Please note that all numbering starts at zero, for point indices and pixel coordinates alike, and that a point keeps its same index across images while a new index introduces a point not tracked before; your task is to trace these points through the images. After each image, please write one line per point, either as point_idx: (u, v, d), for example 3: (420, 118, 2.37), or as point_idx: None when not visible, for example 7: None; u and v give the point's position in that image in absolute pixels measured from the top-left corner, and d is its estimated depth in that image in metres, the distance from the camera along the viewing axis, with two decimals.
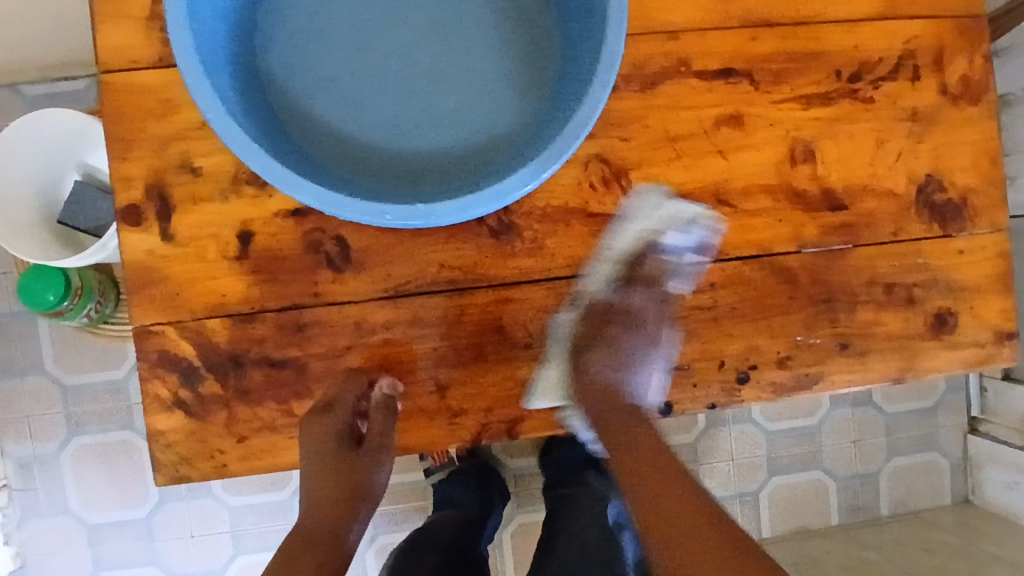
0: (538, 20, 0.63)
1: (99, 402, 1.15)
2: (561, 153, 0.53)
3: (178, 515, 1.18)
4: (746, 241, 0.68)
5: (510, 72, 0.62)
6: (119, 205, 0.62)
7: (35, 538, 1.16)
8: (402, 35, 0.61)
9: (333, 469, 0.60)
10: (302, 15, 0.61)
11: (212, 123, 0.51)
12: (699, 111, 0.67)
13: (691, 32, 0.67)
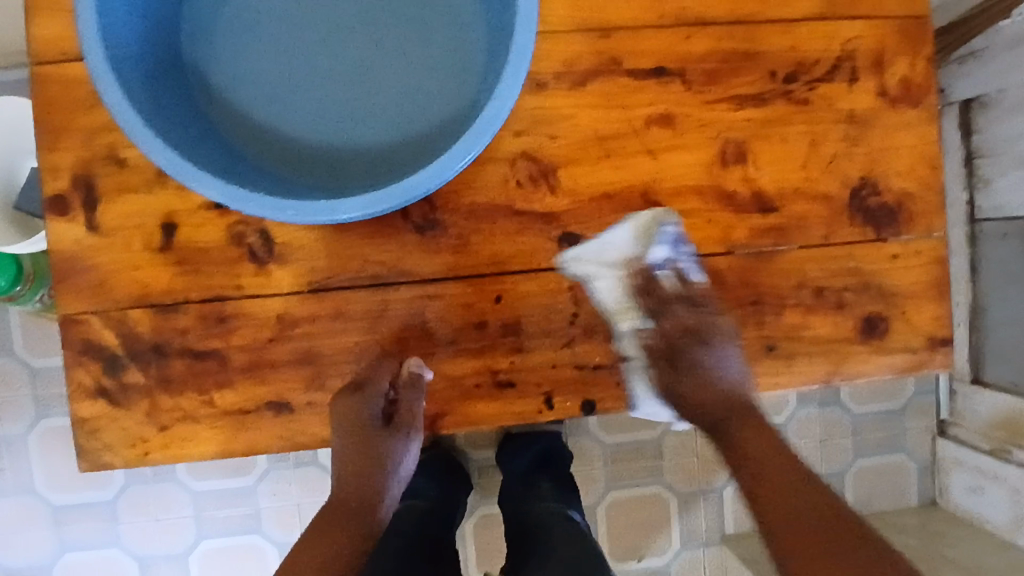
0: (464, 11, 0.62)
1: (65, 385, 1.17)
2: (467, 152, 0.53)
3: (140, 499, 1.19)
4: (674, 241, 0.68)
5: (436, 67, 0.62)
6: (47, 196, 0.63)
7: (2, 518, 1.19)
8: (326, 29, 0.61)
9: (368, 455, 0.61)
10: (227, 8, 0.61)
11: (116, 116, 0.51)
12: (630, 111, 0.67)
13: (624, 30, 0.67)
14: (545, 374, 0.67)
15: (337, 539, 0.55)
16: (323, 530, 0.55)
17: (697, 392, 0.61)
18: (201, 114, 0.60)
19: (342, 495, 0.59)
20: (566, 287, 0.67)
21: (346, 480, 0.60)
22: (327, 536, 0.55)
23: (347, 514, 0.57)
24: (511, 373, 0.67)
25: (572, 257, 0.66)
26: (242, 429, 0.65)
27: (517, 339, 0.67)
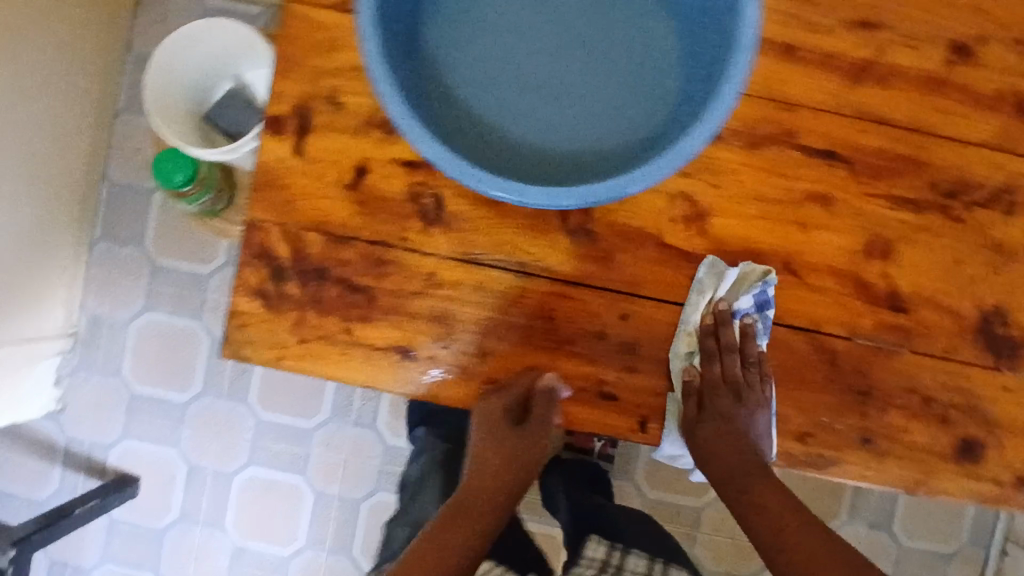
0: (669, 56, 0.68)
1: (176, 292, 1.44)
2: (652, 176, 0.58)
3: (207, 411, 1.45)
4: (802, 312, 0.71)
5: (625, 107, 0.68)
6: (267, 115, 0.71)
7: (84, 387, 1.46)
8: (543, 47, 0.68)
9: (503, 460, 0.78)
10: (466, 1, 0.68)
11: (365, 62, 0.57)
12: (793, 182, 0.71)
13: (807, 109, 0.71)
14: (647, 399, 0.71)
15: (470, 533, 0.73)
16: (458, 521, 0.74)
17: (713, 434, 0.71)
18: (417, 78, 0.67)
19: (479, 493, 0.77)
20: (690, 324, 0.71)
21: (477, 483, 0.77)
22: (460, 527, 0.74)
23: (481, 512, 0.76)
24: (616, 388, 0.71)
25: (703, 299, 0.71)
26: (367, 364, 0.71)
27: (632, 359, 0.71)
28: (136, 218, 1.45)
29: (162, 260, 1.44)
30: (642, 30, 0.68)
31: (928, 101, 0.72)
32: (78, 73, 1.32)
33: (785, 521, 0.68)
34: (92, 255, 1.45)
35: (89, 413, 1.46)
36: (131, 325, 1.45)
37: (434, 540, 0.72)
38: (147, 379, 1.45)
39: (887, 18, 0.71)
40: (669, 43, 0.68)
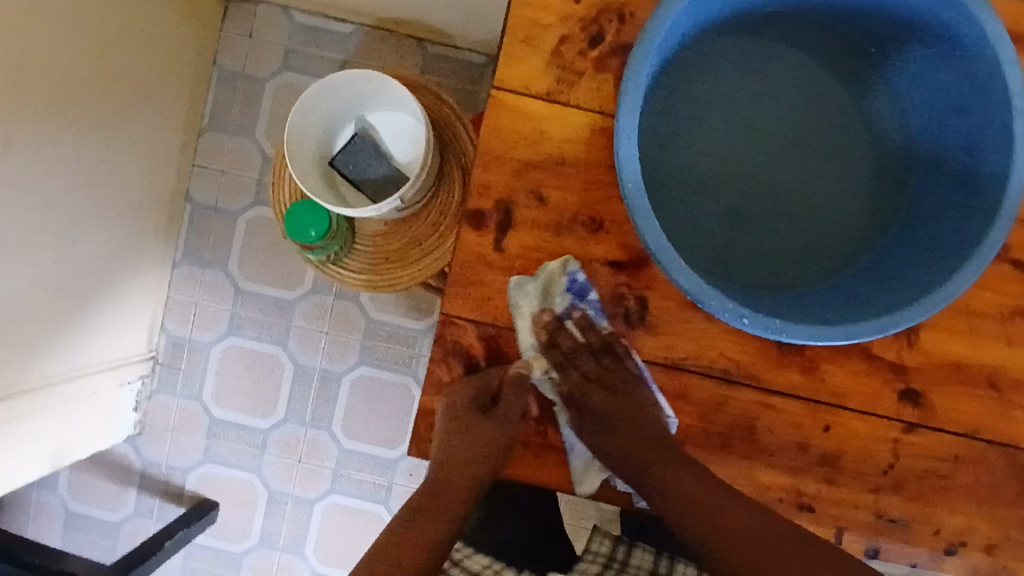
0: (885, 181, 0.69)
1: (261, 313, 1.39)
2: (917, 315, 0.56)
3: (290, 438, 1.40)
4: (1003, 429, 0.70)
5: (838, 230, 0.68)
6: (467, 207, 0.68)
7: (166, 410, 1.42)
8: (767, 161, 0.68)
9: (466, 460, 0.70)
10: (696, 104, 0.67)
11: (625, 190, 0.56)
12: (1004, 296, 0.70)
13: (1020, 221, 0.69)
14: (845, 511, 0.70)
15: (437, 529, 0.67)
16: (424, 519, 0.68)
17: (601, 434, 0.69)
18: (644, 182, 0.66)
19: (441, 491, 0.70)
20: (893, 437, 0.70)
21: (441, 483, 0.70)
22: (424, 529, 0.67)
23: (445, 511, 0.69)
24: (814, 499, 0.70)
25: (907, 412, 0.69)
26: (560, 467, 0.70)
27: (831, 470, 0.70)
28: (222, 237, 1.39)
29: (248, 282, 1.39)
30: (861, 157, 0.69)
31: None
32: (169, 93, 1.27)
33: (709, 504, 0.62)
34: (174, 276, 1.40)
35: (170, 436, 1.42)
36: (215, 347, 1.40)
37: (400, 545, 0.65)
38: (230, 403, 1.40)
39: None
40: (886, 173, 0.69)
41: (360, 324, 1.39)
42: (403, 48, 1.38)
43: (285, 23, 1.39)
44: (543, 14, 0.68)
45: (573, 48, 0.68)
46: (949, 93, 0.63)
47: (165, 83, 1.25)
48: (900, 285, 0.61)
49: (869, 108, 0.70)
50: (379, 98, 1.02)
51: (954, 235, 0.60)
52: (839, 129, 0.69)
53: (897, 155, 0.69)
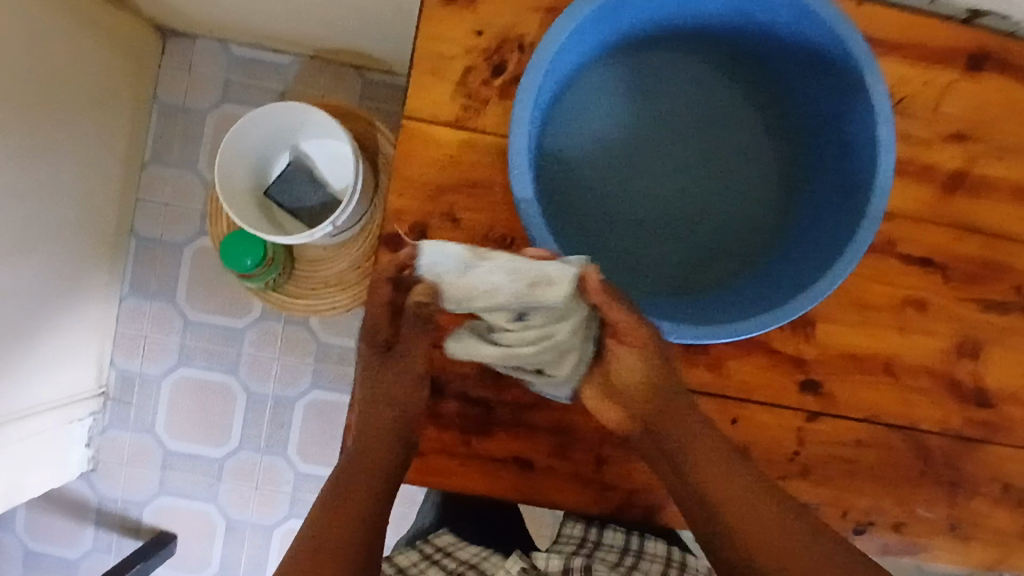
0: (773, 181, 0.77)
1: (209, 342, 1.40)
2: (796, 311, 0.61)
3: (244, 464, 1.41)
4: (900, 412, 0.75)
5: (728, 231, 0.76)
6: (384, 231, 0.72)
7: (116, 445, 1.41)
8: (666, 175, 0.76)
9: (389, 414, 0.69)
10: (595, 127, 0.75)
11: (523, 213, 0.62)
12: (894, 288, 0.74)
13: (906, 217, 0.74)
14: None
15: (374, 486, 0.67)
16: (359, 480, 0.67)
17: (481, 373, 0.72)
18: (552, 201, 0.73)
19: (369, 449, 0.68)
20: (797, 426, 0.74)
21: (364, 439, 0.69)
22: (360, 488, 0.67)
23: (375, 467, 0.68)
24: None
25: (809, 401, 0.74)
26: (484, 475, 0.73)
27: None
28: (167, 269, 1.41)
29: (195, 312, 1.40)
30: (746, 163, 0.77)
31: (1017, 209, 0.75)
32: (105, 131, 1.28)
33: (703, 479, 0.68)
34: (121, 310, 1.41)
35: (122, 470, 1.42)
36: (165, 379, 1.41)
37: (342, 514, 0.65)
38: (181, 433, 1.41)
39: (980, 131, 0.75)
40: (769, 177, 0.77)
41: (310, 348, 1.40)
42: (340, 76, 1.41)
43: (221, 55, 1.41)
44: (447, 46, 0.71)
45: (478, 77, 0.71)
46: (820, 107, 0.70)
47: (101, 121, 1.26)
48: (778, 281, 0.69)
49: (754, 118, 0.78)
50: (312, 127, 1.05)
51: (824, 236, 0.67)
52: (725, 140, 0.77)
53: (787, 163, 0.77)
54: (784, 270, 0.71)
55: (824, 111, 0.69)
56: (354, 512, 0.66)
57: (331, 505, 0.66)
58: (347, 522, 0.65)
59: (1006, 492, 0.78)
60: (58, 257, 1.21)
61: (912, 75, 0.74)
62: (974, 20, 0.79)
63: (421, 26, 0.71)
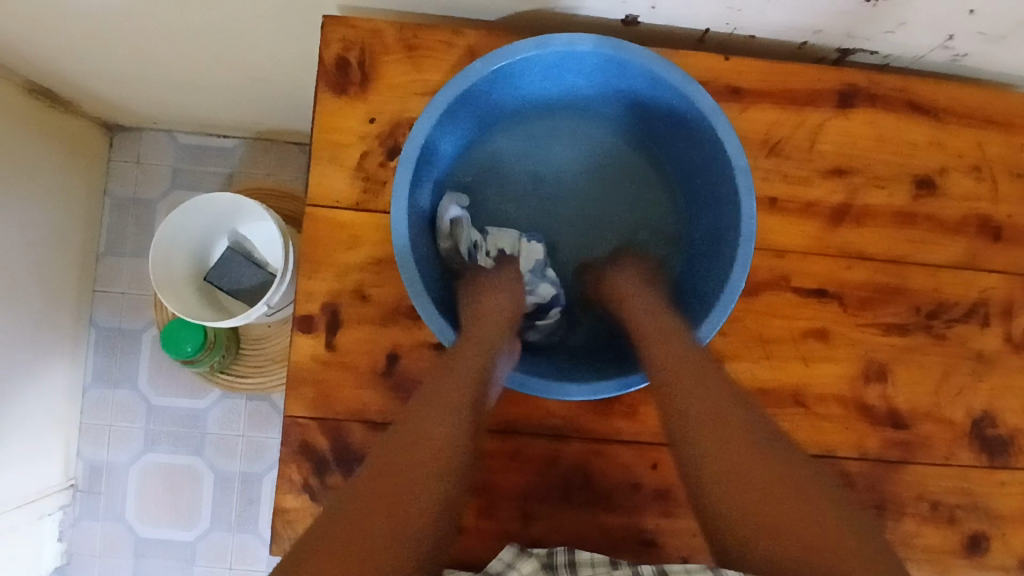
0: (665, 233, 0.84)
1: (175, 426, 1.29)
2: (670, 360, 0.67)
3: (219, 545, 1.29)
4: (816, 440, 0.77)
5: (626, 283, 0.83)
6: (298, 314, 0.75)
7: (84, 540, 1.28)
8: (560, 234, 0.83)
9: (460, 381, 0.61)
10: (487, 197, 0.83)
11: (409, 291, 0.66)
12: (793, 321, 0.77)
13: (796, 252, 0.78)
14: (685, 540, 0.75)
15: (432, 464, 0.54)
16: (415, 446, 0.55)
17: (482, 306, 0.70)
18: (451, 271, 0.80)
19: (433, 417, 0.57)
20: None
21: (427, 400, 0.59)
22: (422, 450, 0.55)
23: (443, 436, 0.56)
24: (656, 532, 0.75)
25: None
26: None
27: (666, 503, 0.75)
28: (129, 354, 1.31)
29: (158, 396, 1.30)
30: (638, 218, 0.84)
31: (902, 234, 0.79)
32: (62, 223, 1.20)
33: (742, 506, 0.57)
34: (84, 401, 1.30)
35: (90, 567, 1.28)
36: (132, 467, 1.29)
37: (379, 487, 0.51)
38: (152, 521, 1.28)
39: (858, 164, 0.79)
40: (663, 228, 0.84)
41: (274, 422, 1.30)
42: (284, 155, 1.33)
43: (168, 146, 1.32)
44: (342, 135, 0.76)
45: (374, 161, 0.76)
46: (692, 161, 0.76)
47: (54, 212, 1.17)
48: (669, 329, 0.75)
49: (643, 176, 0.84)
50: (248, 213, 1.08)
51: (704, 288, 0.73)
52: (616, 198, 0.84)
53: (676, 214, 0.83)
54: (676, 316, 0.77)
55: (695, 164, 0.76)
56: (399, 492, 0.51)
57: (380, 464, 0.54)
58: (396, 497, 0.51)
59: (934, 507, 0.78)
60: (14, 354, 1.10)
61: (785, 119, 0.78)
62: (845, 57, 0.83)
63: (316, 119, 0.76)
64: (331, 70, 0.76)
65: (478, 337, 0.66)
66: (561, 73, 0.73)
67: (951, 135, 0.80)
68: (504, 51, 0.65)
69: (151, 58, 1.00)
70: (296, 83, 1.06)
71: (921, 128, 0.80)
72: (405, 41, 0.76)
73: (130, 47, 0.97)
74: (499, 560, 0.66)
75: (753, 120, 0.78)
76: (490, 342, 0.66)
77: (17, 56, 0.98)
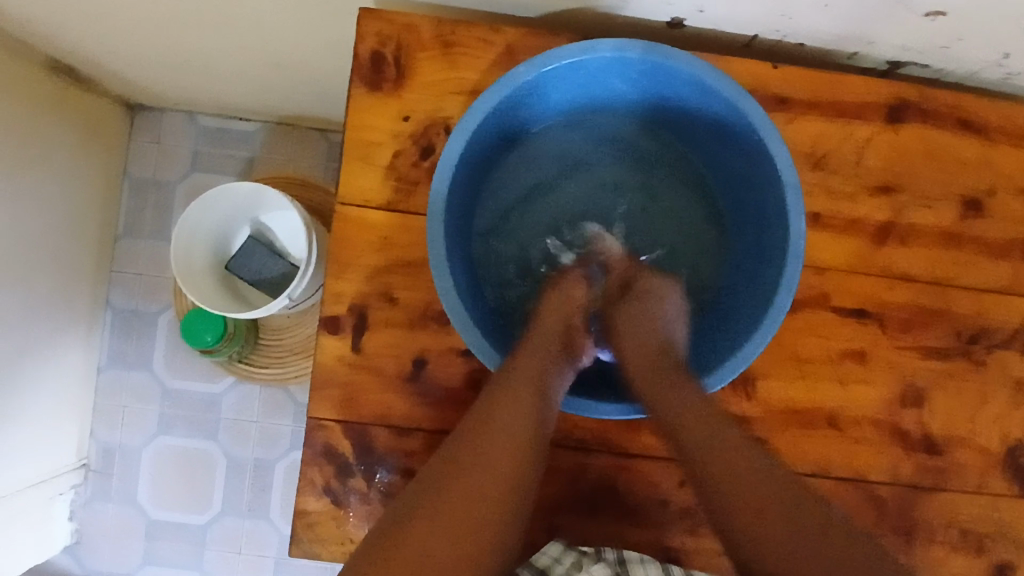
0: (706, 246, 0.82)
1: (188, 410, 1.28)
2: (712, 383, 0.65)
3: (230, 531, 1.27)
4: (848, 463, 0.75)
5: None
6: (324, 315, 0.73)
7: (97, 520, 1.27)
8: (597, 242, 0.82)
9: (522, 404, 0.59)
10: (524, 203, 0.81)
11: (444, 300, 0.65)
12: (830, 341, 0.75)
13: (836, 270, 0.76)
14: (710, 559, 0.74)
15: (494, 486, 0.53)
16: (477, 463, 0.54)
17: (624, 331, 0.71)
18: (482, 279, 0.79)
19: (493, 438, 0.56)
20: None
21: (487, 419, 0.57)
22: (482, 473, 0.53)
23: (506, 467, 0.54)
24: (681, 550, 0.74)
25: None
26: None
27: (692, 522, 0.74)
28: (145, 336, 1.29)
29: (172, 380, 1.28)
30: (676, 232, 0.83)
31: (946, 255, 0.76)
32: (79, 202, 1.17)
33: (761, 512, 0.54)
34: (99, 382, 1.28)
35: (102, 546, 1.27)
36: (146, 449, 1.28)
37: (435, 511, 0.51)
38: (163, 503, 1.27)
39: (904, 181, 0.76)
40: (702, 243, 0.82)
41: (289, 410, 1.27)
42: (305, 139, 1.30)
43: (189, 128, 1.30)
44: (374, 133, 0.74)
45: (406, 161, 0.74)
46: (737, 174, 0.74)
47: (72, 192, 1.15)
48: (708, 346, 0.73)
49: (682, 188, 0.83)
50: (272, 203, 1.07)
51: (746, 306, 0.71)
52: (654, 211, 0.83)
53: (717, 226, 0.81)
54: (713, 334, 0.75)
55: (740, 178, 0.74)
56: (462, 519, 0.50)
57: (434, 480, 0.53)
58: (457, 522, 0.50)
59: (967, 537, 0.76)
60: (30, 333, 1.09)
61: (830, 132, 0.76)
62: (895, 69, 0.80)
63: (349, 116, 0.74)
64: (365, 66, 0.74)
65: (534, 359, 0.64)
66: (607, 80, 0.71)
67: (1001, 154, 0.77)
68: (552, 55, 0.63)
69: (178, 40, 0.98)
70: (324, 71, 1.04)
71: (970, 146, 0.77)
72: (442, 38, 0.74)
73: (156, 27, 0.95)
74: (547, 554, 0.67)
75: (797, 132, 0.76)
76: (546, 369, 0.64)
77: (42, 33, 0.96)
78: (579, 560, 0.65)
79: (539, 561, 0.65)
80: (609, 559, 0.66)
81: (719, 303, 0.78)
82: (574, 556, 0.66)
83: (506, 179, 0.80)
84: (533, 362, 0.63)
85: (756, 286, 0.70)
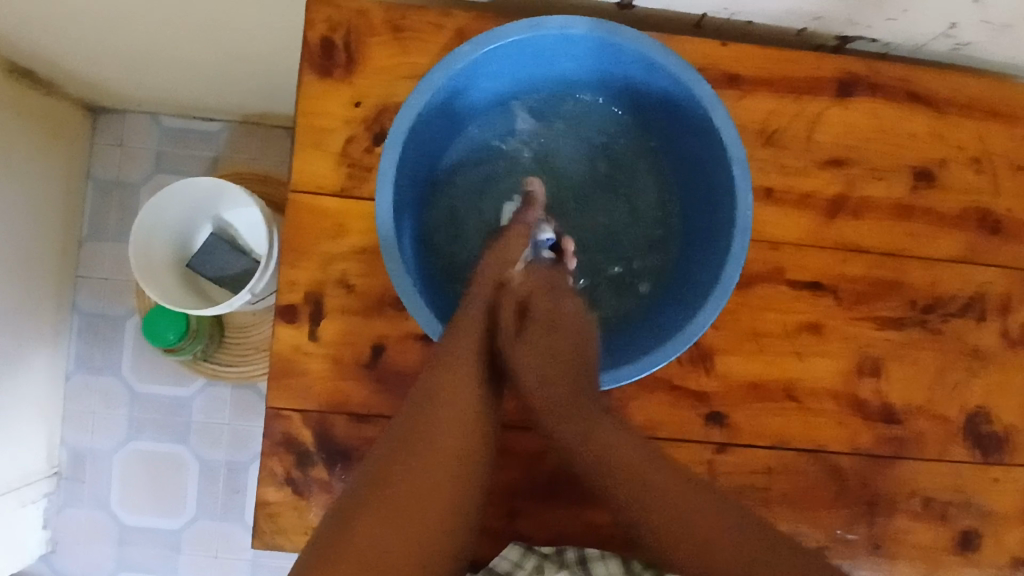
0: (661, 221, 0.82)
1: (157, 414, 1.25)
2: (662, 356, 0.65)
3: (204, 535, 1.25)
4: (807, 435, 0.75)
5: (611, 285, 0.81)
6: (280, 304, 0.73)
7: (68, 528, 1.24)
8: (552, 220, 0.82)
9: (463, 384, 0.59)
10: (477, 182, 0.82)
11: (394, 281, 0.64)
12: (786, 315, 0.76)
13: (790, 245, 0.76)
14: None
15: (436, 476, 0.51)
16: (417, 455, 0.52)
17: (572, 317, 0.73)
18: (435, 261, 0.79)
19: (437, 437, 0.54)
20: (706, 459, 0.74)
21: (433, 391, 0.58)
22: (434, 440, 0.54)
23: (444, 462, 0.53)
24: None
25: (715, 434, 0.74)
26: None
27: None
28: (111, 340, 1.26)
29: (140, 384, 1.25)
30: (630, 219, 0.83)
31: (900, 227, 0.77)
32: (40, 205, 1.15)
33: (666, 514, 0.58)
34: (68, 388, 1.25)
35: (75, 555, 1.24)
36: (116, 454, 1.25)
37: (388, 492, 0.50)
38: (136, 510, 1.24)
39: (856, 155, 0.77)
40: (656, 222, 0.82)
41: (260, 410, 1.25)
42: (271, 138, 1.28)
43: (151, 128, 1.27)
44: (326, 120, 0.73)
45: (359, 146, 0.74)
46: (688, 152, 0.75)
47: (32, 195, 1.12)
48: (661, 323, 0.73)
49: (634, 176, 0.83)
50: (233, 199, 1.06)
51: (698, 277, 0.71)
52: (608, 199, 0.84)
53: (671, 202, 0.82)
54: (665, 311, 0.75)
55: (691, 154, 0.75)
56: (416, 488, 0.50)
57: (381, 469, 0.51)
58: (417, 519, 0.49)
59: (928, 506, 0.76)
60: None
61: (783, 108, 0.76)
62: (845, 44, 0.81)
63: (300, 103, 0.73)
64: (315, 51, 0.73)
65: (466, 338, 0.63)
66: (555, 58, 0.72)
67: (952, 126, 0.78)
68: (495, 32, 0.64)
69: (131, 38, 0.97)
70: (278, 66, 1.03)
71: (921, 118, 0.78)
72: (391, 22, 0.74)
73: (106, 25, 0.93)
74: (507, 558, 0.68)
75: (749, 109, 0.76)
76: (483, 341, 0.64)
77: None
78: (540, 564, 0.67)
79: (499, 566, 0.67)
80: (570, 561, 0.67)
81: (673, 277, 0.79)
82: (535, 560, 0.67)
83: (459, 166, 0.81)
84: (468, 338, 0.63)
85: (707, 260, 0.70)
